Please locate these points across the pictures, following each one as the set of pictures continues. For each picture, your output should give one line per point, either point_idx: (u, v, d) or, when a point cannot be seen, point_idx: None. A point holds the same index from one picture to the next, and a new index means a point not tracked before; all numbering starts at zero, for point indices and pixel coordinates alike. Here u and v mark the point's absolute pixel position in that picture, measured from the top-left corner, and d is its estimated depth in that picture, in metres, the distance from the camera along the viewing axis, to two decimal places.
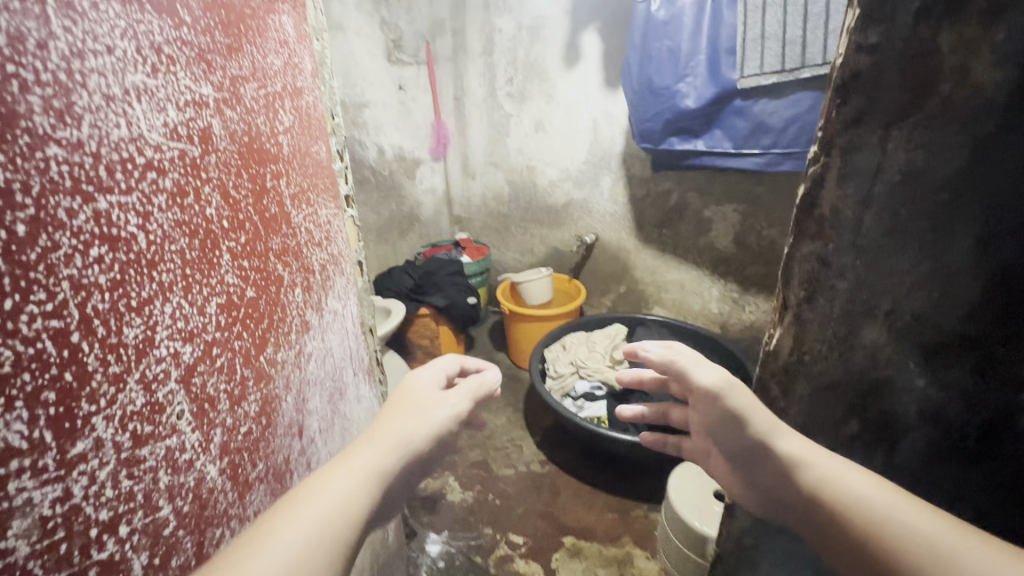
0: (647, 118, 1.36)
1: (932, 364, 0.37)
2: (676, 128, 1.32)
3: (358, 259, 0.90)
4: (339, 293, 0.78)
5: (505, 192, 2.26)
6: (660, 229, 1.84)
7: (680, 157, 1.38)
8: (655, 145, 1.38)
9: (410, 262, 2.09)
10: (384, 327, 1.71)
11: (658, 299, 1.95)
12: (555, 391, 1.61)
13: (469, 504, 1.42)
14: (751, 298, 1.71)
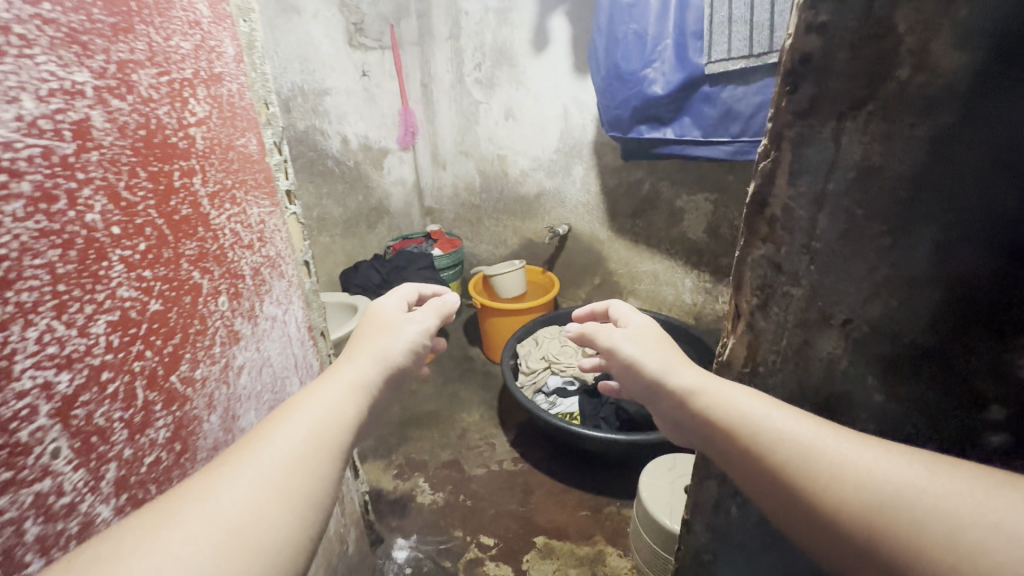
0: (616, 105, 1.31)
1: (888, 377, 0.38)
2: (644, 116, 1.28)
3: (304, 259, 0.85)
4: (278, 298, 0.72)
5: (476, 182, 2.20)
6: (633, 219, 1.81)
7: (649, 146, 1.34)
8: (624, 133, 1.35)
9: (378, 256, 2.03)
10: (350, 325, 1.66)
11: (632, 290, 1.93)
12: (527, 387, 1.58)
13: (440, 506, 1.39)
14: (724, 288, 1.70)
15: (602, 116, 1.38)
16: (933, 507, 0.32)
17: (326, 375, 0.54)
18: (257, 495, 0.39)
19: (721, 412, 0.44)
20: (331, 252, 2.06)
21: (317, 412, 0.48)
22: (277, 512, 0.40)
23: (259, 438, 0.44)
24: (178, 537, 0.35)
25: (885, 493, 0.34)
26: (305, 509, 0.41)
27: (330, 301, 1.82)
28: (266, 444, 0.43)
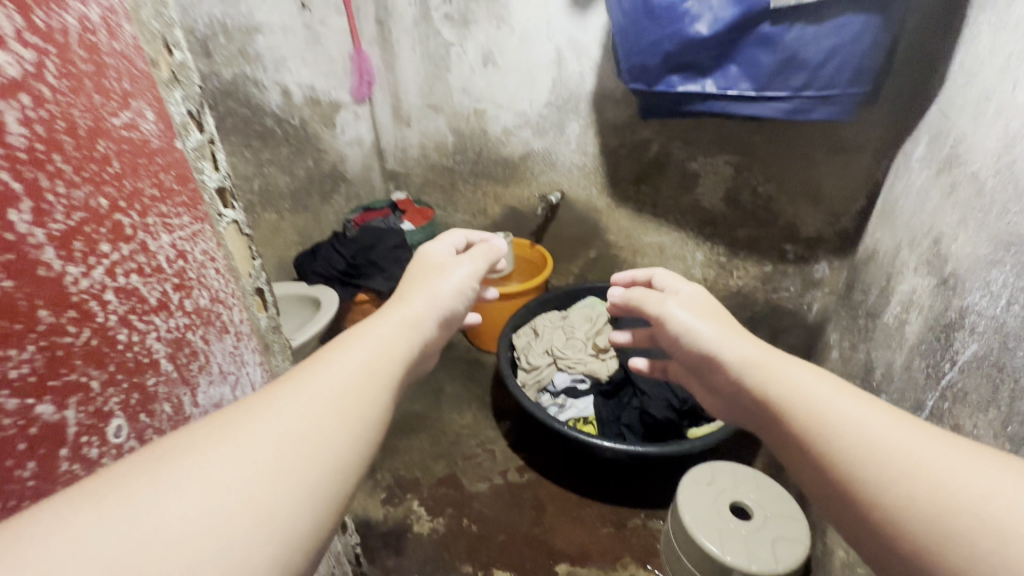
0: (643, 47, 1.05)
1: None
2: (678, 62, 1.02)
3: (256, 286, 0.58)
4: (218, 370, 0.45)
5: (449, 142, 1.88)
6: (638, 185, 1.58)
7: (680, 102, 1.09)
8: (649, 85, 1.09)
9: (339, 234, 1.71)
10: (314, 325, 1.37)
11: (633, 264, 1.74)
12: (529, 386, 1.38)
13: (443, 535, 1.20)
14: (740, 262, 1.53)
15: (622, 60, 1.10)
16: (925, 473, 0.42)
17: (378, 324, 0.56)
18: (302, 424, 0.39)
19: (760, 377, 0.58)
20: (280, 230, 1.72)
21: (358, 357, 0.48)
22: (318, 437, 0.38)
23: (306, 371, 0.45)
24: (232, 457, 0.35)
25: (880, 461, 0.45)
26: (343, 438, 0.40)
27: (286, 293, 1.51)
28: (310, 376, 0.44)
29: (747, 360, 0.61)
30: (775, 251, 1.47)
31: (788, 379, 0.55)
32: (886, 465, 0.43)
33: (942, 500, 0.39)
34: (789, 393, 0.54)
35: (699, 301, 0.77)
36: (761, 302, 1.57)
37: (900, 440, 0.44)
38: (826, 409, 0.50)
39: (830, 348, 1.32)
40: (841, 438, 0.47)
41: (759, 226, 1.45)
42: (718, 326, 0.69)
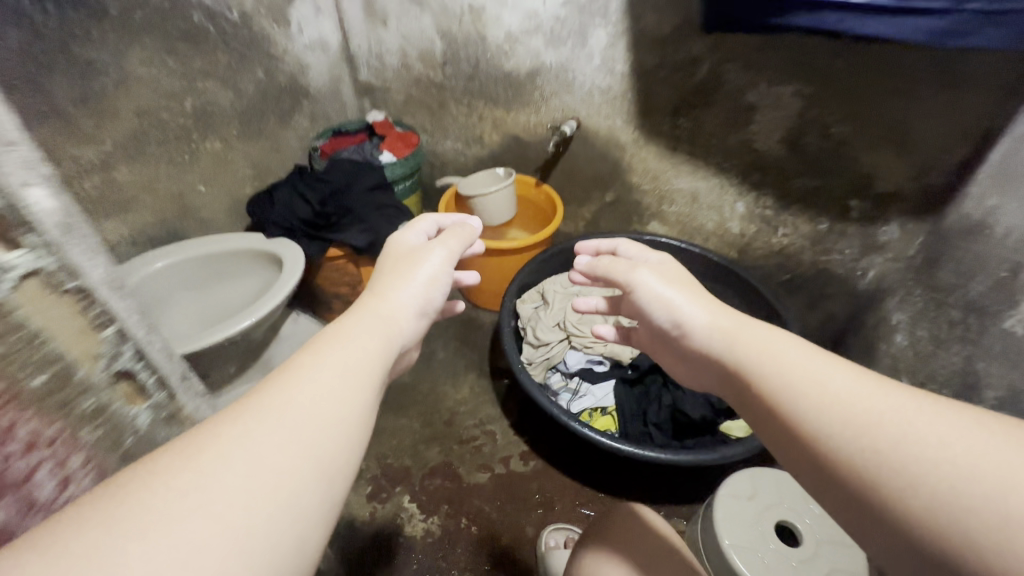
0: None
1: None
2: None
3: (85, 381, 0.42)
4: None
5: (436, 49, 1.49)
6: (675, 117, 1.26)
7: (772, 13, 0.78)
8: None
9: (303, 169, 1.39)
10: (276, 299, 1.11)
11: (656, 211, 1.47)
12: (536, 365, 1.19)
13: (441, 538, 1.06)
14: (789, 217, 1.28)
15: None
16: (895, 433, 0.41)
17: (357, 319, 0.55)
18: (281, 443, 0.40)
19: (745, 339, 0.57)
20: (229, 162, 1.39)
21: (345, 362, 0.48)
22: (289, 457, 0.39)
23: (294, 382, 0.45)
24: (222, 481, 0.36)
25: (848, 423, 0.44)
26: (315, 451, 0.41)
27: (238, 246, 1.23)
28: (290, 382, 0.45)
29: (721, 329, 0.61)
30: (836, 207, 1.22)
31: (768, 347, 0.54)
32: (859, 432, 0.42)
33: (927, 468, 0.38)
34: (764, 362, 0.52)
35: (671, 271, 0.75)
36: (806, 263, 1.34)
37: (883, 407, 0.43)
38: (800, 377, 0.48)
39: (893, 330, 1.12)
40: (820, 405, 0.45)
41: (822, 176, 1.18)
42: (687, 291, 0.68)
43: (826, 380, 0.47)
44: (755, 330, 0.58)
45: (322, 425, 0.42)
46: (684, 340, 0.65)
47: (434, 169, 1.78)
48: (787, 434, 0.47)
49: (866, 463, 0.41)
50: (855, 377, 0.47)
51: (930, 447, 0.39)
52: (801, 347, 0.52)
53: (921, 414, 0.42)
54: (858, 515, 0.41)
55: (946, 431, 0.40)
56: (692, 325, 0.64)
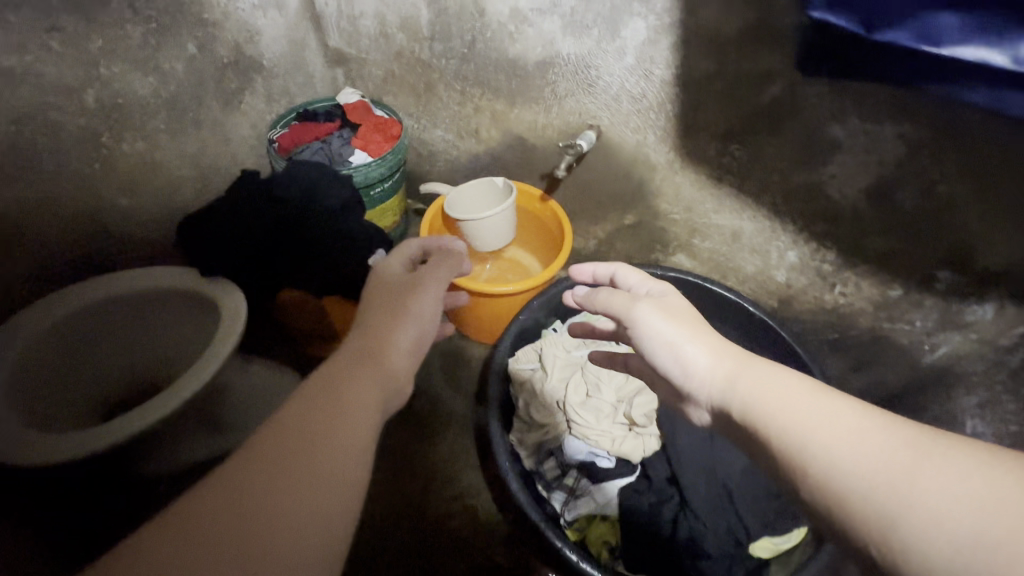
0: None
1: None
2: None
3: None
4: None
5: (423, 19, 1.16)
6: (725, 142, 0.97)
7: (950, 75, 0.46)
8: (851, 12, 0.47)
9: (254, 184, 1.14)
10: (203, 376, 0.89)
11: (685, 244, 1.20)
12: (527, 448, 1.00)
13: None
14: (852, 276, 1.03)
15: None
16: (907, 472, 0.39)
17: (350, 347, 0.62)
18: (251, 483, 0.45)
19: (759, 385, 0.55)
20: (159, 164, 1.11)
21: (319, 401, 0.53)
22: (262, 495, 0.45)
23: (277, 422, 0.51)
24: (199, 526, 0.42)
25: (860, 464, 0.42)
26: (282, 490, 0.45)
27: (167, 285, 0.99)
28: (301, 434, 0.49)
29: (720, 370, 0.60)
30: (917, 273, 0.96)
31: (778, 390, 0.53)
32: (867, 474, 0.40)
33: (939, 514, 0.36)
34: (772, 403, 0.52)
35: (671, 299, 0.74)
36: (861, 328, 1.11)
37: (894, 452, 0.41)
38: (812, 420, 0.47)
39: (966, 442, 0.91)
40: (825, 440, 0.44)
41: (908, 238, 0.92)
42: (686, 321, 0.68)
43: (825, 422, 0.46)
44: (758, 370, 0.57)
45: (336, 483, 0.47)
46: (683, 382, 0.64)
47: (420, 161, 1.48)
48: (791, 475, 0.46)
49: (866, 498, 0.40)
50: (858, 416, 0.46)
51: (939, 494, 0.37)
52: (803, 385, 0.52)
53: (939, 459, 0.39)
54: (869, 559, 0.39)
55: (965, 474, 0.37)
56: (694, 365, 0.63)
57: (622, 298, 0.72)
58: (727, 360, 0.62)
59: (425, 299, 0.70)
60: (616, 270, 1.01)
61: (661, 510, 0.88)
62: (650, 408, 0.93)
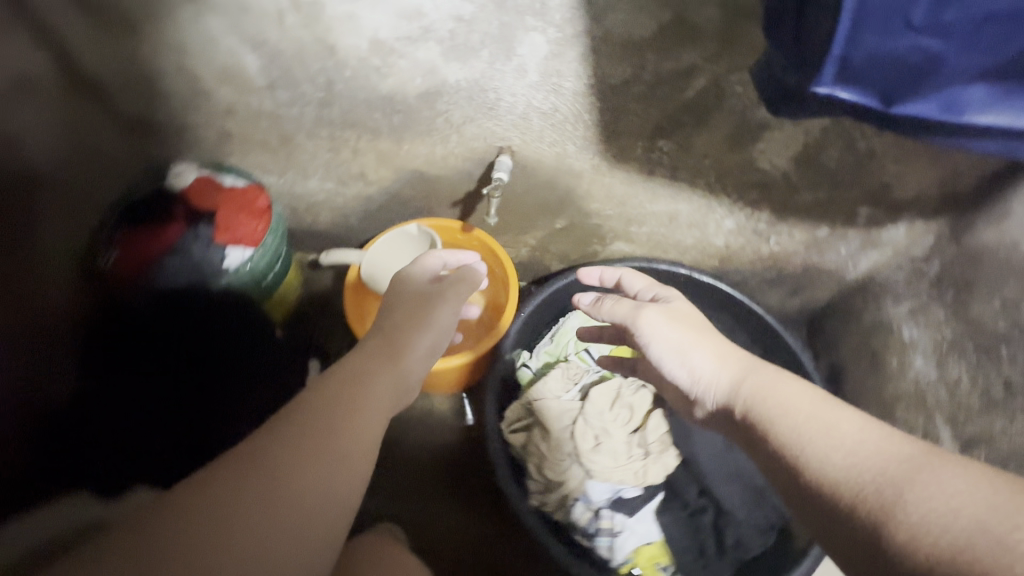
0: (955, 49, 0.47)
1: None
2: (992, 34, 0.46)
3: None
4: None
5: (252, 68, 0.89)
6: (652, 140, 0.90)
7: (949, 134, 0.54)
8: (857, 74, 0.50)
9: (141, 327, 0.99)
10: None
11: (622, 233, 1.16)
12: (552, 505, 0.97)
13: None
14: (786, 228, 1.06)
15: (840, 41, 0.48)
16: (892, 476, 0.51)
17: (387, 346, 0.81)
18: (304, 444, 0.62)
19: (770, 397, 0.68)
20: None
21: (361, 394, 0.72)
22: (313, 459, 0.62)
23: (329, 403, 0.69)
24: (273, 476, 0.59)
25: (856, 472, 0.53)
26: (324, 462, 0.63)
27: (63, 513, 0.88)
28: (342, 412, 0.69)
29: (728, 375, 0.75)
30: (842, 214, 1.01)
31: (791, 403, 0.65)
32: (862, 487, 0.52)
33: (920, 515, 0.46)
34: (782, 417, 0.64)
35: (677, 305, 0.89)
36: (795, 265, 1.17)
37: (882, 462, 0.53)
38: (816, 438, 0.60)
39: (904, 347, 1.04)
40: (832, 455, 0.57)
41: (832, 189, 0.95)
42: (692, 327, 0.83)
43: (830, 435, 0.59)
44: (762, 376, 0.72)
45: (351, 455, 0.66)
46: (691, 381, 0.78)
47: (299, 215, 1.23)
48: (795, 478, 0.59)
49: (867, 501, 0.51)
50: (861, 430, 0.58)
51: (921, 497, 0.47)
52: (812, 402, 0.65)
53: (930, 475, 0.49)
54: (849, 538, 0.50)
55: (954, 487, 0.47)
56: (707, 374, 0.77)
57: (628, 308, 0.89)
58: (729, 361, 0.77)
59: (440, 310, 0.88)
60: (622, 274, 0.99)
61: (696, 523, 0.92)
62: (660, 430, 0.95)
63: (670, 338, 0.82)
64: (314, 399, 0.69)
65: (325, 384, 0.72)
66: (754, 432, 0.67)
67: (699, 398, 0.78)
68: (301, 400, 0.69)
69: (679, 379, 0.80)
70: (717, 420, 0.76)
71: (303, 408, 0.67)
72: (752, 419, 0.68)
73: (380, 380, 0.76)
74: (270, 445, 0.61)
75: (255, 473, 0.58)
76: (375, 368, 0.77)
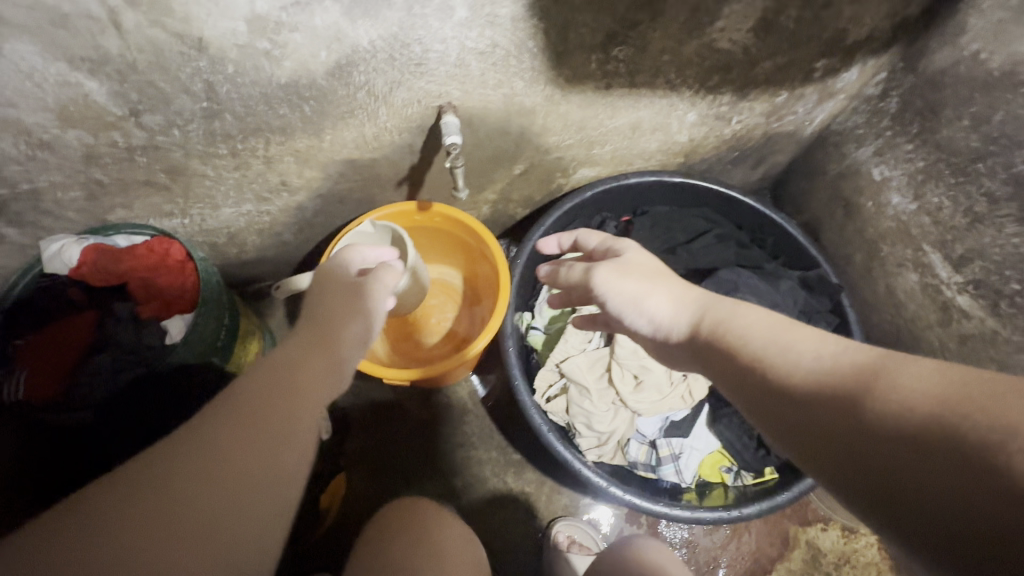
0: None
1: None
2: None
3: None
4: None
5: (103, 96, 0.68)
6: (606, 50, 0.80)
7: None
8: None
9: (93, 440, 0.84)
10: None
11: (584, 159, 1.08)
12: (609, 454, 0.96)
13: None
14: (747, 104, 1.02)
15: None
16: (868, 372, 0.48)
17: (315, 339, 0.64)
18: (222, 473, 0.50)
19: (728, 320, 0.64)
20: None
21: (297, 398, 0.57)
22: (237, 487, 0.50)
23: (259, 414, 0.54)
24: (180, 514, 0.47)
25: (836, 377, 0.50)
26: (250, 491, 0.51)
27: None
28: (275, 411, 0.55)
29: (685, 312, 0.70)
30: (800, 73, 0.97)
31: (752, 324, 0.62)
32: (840, 387, 0.49)
33: (911, 407, 0.43)
34: (744, 339, 0.60)
35: (632, 257, 0.83)
36: (756, 138, 1.15)
37: (848, 369, 0.50)
38: (782, 353, 0.56)
39: (875, 188, 1.06)
40: (806, 368, 0.53)
41: (791, 51, 0.90)
42: (646, 276, 0.77)
43: (796, 352, 0.55)
44: (721, 307, 0.66)
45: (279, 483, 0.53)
46: (654, 328, 0.73)
47: (223, 249, 1.04)
48: (767, 395, 0.55)
49: (855, 398, 0.47)
50: (821, 345, 0.55)
51: (892, 398, 0.44)
52: (771, 317, 0.61)
53: (901, 367, 0.46)
54: (834, 451, 0.47)
55: (930, 374, 0.44)
56: (666, 318, 0.72)
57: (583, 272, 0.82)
58: (687, 303, 0.71)
59: (378, 295, 0.74)
60: (578, 237, 0.92)
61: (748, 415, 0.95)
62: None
63: (628, 291, 0.76)
64: (238, 392, 0.55)
65: (252, 385, 0.57)
66: (717, 352, 0.63)
67: (664, 345, 0.72)
68: (234, 389, 0.56)
69: (642, 333, 0.75)
70: (672, 358, 0.72)
71: (222, 420, 0.53)
72: (714, 342, 0.63)
73: (317, 371, 0.61)
74: (177, 476, 0.48)
75: (161, 510, 0.46)
76: (307, 357, 0.62)
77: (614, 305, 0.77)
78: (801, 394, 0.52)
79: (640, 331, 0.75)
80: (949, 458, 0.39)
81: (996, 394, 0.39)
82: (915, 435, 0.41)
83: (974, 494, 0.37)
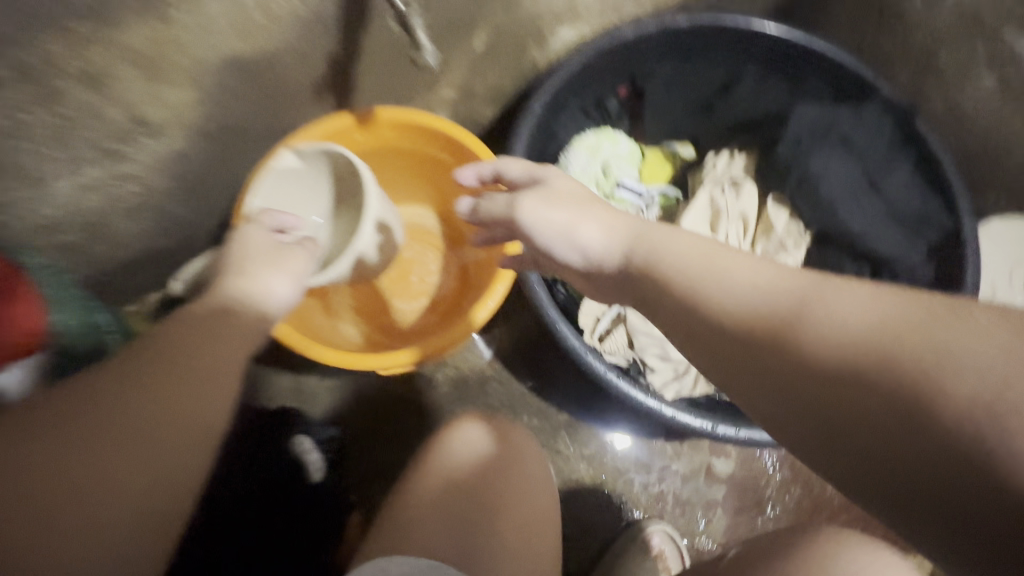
0: None
1: None
2: None
3: None
4: None
5: None
6: None
7: None
8: None
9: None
10: None
11: (565, 11, 0.78)
12: (690, 386, 0.75)
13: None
14: None
15: None
16: (797, 296, 0.37)
17: (214, 314, 0.45)
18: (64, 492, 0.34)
19: (656, 240, 0.48)
20: None
21: (188, 388, 0.40)
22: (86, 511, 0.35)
23: (128, 412, 0.37)
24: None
25: (767, 300, 0.38)
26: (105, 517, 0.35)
27: None
28: (150, 407, 0.38)
29: (619, 237, 0.51)
30: None
31: (678, 244, 0.46)
32: (767, 320, 0.37)
33: (852, 348, 0.32)
34: (670, 259, 0.45)
35: (559, 183, 0.59)
36: None
37: (793, 297, 0.37)
38: (707, 274, 0.42)
39: None
40: (736, 290, 0.40)
41: None
42: (578, 204, 0.55)
43: (733, 279, 0.40)
44: (657, 233, 0.49)
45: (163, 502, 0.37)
46: (586, 265, 0.53)
47: (77, 248, 0.68)
48: (685, 320, 0.42)
49: (788, 334, 0.35)
50: (758, 276, 0.40)
51: (846, 335, 0.33)
52: (694, 239, 0.46)
53: (830, 300, 0.35)
54: (766, 389, 0.35)
55: (862, 306, 0.34)
56: (600, 248, 0.52)
57: (501, 203, 0.59)
58: (624, 228, 0.52)
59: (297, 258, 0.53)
60: (496, 167, 0.64)
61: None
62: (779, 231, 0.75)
63: (557, 227, 0.54)
64: (99, 384, 0.38)
65: (127, 372, 0.39)
66: (637, 275, 0.47)
67: (596, 282, 0.54)
68: (99, 377, 0.39)
69: (577, 273, 0.55)
70: (603, 287, 0.54)
71: (73, 424, 0.36)
72: (635, 269, 0.48)
73: (222, 352, 0.43)
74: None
75: None
76: (197, 346, 0.42)
77: (532, 240, 0.57)
78: (732, 329, 0.38)
79: (567, 265, 0.55)
80: (898, 413, 0.30)
81: (934, 323, 0.31)
82: (871, 381, 0.31)
83: (935, 455, 0.28)
